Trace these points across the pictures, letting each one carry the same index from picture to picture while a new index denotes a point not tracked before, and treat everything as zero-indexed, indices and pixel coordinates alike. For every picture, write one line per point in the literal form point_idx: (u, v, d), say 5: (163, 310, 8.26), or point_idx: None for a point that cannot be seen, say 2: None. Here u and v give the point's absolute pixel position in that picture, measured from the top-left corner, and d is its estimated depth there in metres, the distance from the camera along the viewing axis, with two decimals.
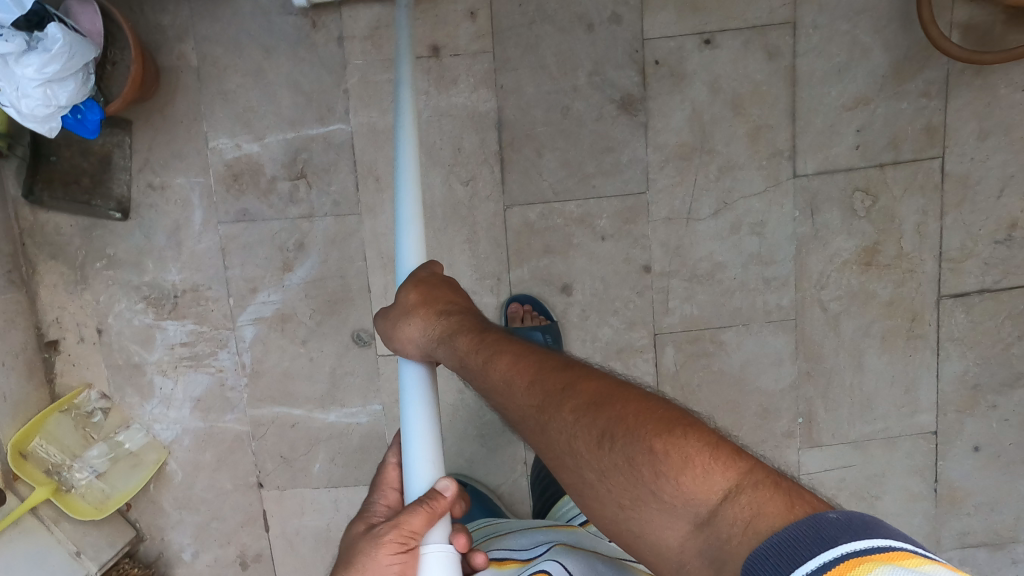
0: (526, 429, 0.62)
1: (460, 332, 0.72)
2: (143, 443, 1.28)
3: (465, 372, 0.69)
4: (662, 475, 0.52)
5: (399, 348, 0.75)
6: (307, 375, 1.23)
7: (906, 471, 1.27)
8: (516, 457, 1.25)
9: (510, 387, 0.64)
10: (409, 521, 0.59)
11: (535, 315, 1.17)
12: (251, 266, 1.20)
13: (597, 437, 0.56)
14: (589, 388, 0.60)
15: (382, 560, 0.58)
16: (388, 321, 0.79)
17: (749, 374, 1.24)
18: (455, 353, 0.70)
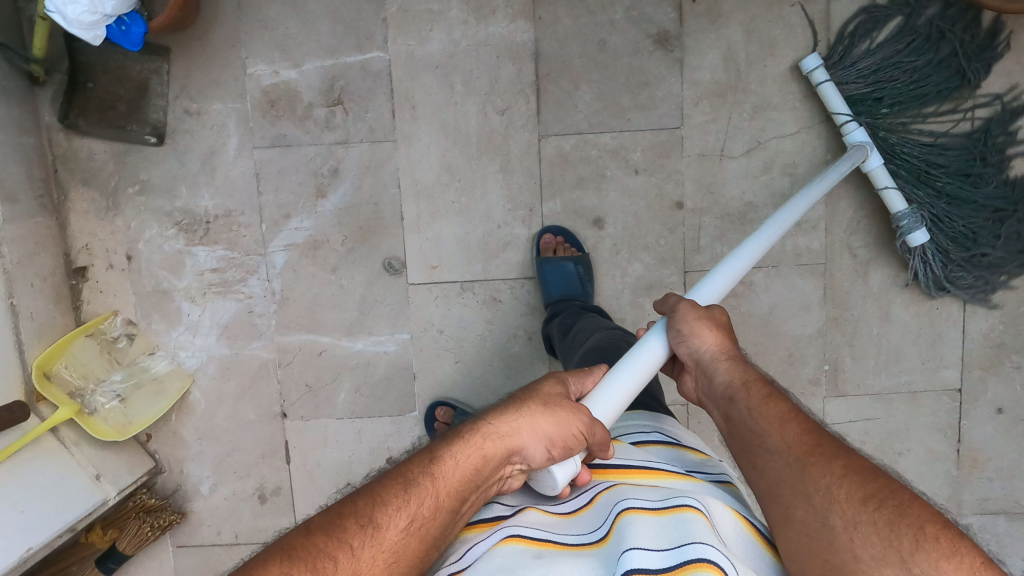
0: (779, 460, 0.62)
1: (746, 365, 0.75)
2: (166, 371, 1.28)
3: (739, 395, 0.70)
4: (923, 549, 0.50)
5: (682, 339, 0.75)
6: (336, 304, 1.24)
7: (928, 428, 1.26)
8: None
9: (780, 423, 0.65)
10: (595, 428, 0.63)
11: (567, 247, 1.19)
12: (283, 192, 1.21)
13: (860, 495, 0.56)
14: (848, 455, 0.60)
15: (549, 430, 0.63)
16: (688, 314, 0.77)
17: (777, 318, 1.22)
18: (738, 375, 0.73)
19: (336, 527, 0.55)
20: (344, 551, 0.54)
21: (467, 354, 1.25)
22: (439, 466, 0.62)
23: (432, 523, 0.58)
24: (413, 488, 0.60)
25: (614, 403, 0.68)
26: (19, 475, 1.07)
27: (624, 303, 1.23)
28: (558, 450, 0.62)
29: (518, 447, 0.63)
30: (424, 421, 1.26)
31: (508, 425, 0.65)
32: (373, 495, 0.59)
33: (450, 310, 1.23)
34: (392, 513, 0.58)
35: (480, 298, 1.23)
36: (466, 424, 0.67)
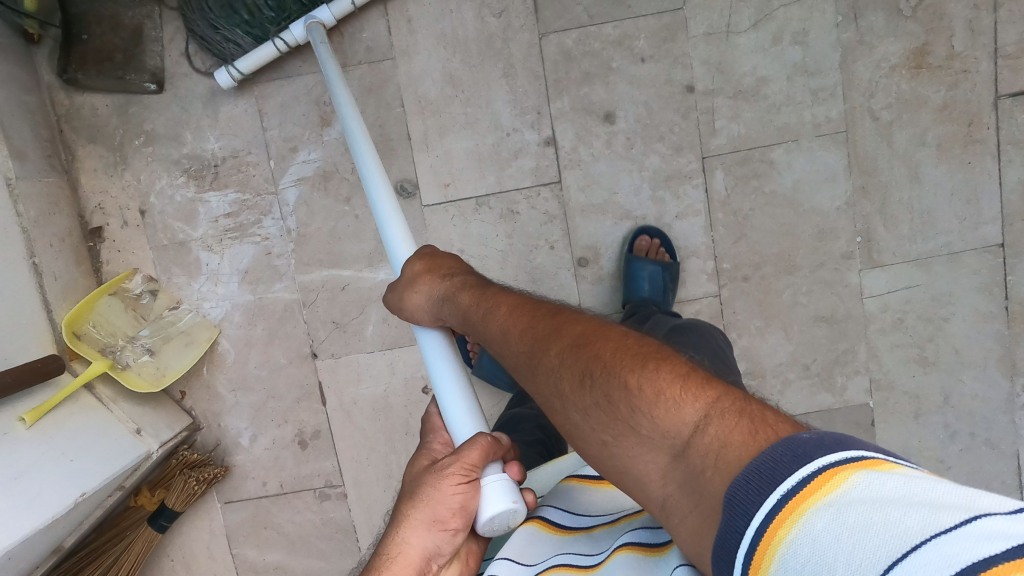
0: (521, 377, 0.65)
1: (465, 290, 0.75)
2: (193, 323, 1.24)
3: (468, 327, 0.72)
4: (637, 408, 0.52)
5: (415, 321, 0.79)
6: (355, 234, 1.23)
7: (974, 289, 1.21)
8: (569, 298, 1.25)
9: (506, 337, 0.67)
10: (468, 454, 0.63)
11: (662, 250, 1.19)
12: (289, 124, 1.19)
13: (578, 377, 0.57)
14: (573, 331, 0.61)
15: (448, 490, 0.61)
16: (395, 297, 0.81)
17: (802, 194, 1.19)
18: (459, 311, 0.73)
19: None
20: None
21: (491, 271, 1.24)
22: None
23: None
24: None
25: (459, 416, 0.70)
26: (57, 429, 1.03)
27: (644, 198, 1.21)
28: (456, 519, 0.61)
29: (427, 549, 0.61)
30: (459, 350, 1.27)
31: (398, 540, 0.62)
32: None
33: (470, 227, 1.22)
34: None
35: (496, 211, 1.22)
36: (377, 550, 0.63)
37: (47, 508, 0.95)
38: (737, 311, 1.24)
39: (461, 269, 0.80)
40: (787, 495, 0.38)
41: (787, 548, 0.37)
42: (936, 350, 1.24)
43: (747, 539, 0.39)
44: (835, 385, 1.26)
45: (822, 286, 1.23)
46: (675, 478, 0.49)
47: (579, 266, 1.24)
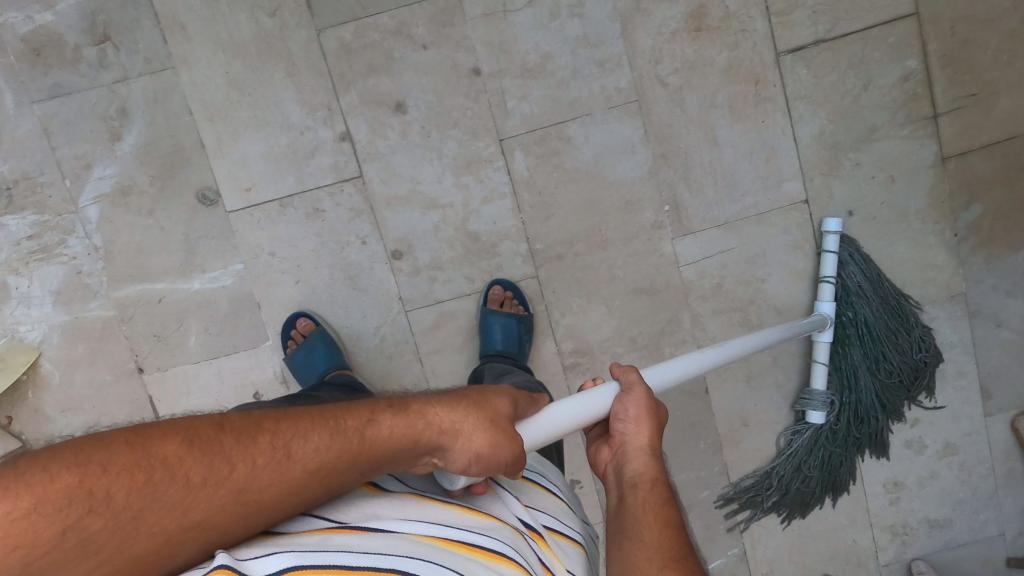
0: (644, 570, 0.57)
1: (657, 458, 0.65)
2: (8, 347, 1.22)
3: (643, 487, 0.63)
4: None
5: (618, 416, 0.66)
6: (162, 246, 1.22)
7: (785, 246, 1.22)
8: (390, 294, 1.24)
9: (660, 528, 0.60)
10: (523, 455, 0.60)
11: (514, 303, 1.21)
12: (78, 142, 1.17)
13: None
14: (693, 570, 0.57)
15: (479, 435, 0.58)
16: (633, 390, 0.66)
17: (604, 167, 1.19)
18: (648, 470, 0.64)
19: (175, 432, 0.49)
20: (215, 456, 0.48)
21: (305, 272, 1.23)
22: (305, 440, 0.52)
23: (328, 476, 0.52)
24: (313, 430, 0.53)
25: (567, 421, 0.62)
26: None
27: (448, 185, 1.20)
28: (473, 465, 0.58)
29: (446, 445, 0.58)
30: (281, 332, 1.23)
31: (428, 409, 0.59)
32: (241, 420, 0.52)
33: (277, 229, 1.21)
34: (306, 446, 0.52)
35: (302, 211, 1.21)
36: (417, 397, 0.61)
37: None
38: (557, 289, 1.23)
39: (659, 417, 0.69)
40: None
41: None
42: (758, 311, 1.24)
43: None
44: (665, 355, 1.25)
45: (637, 258, 1.22)
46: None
47: (395, 259, 1.23)
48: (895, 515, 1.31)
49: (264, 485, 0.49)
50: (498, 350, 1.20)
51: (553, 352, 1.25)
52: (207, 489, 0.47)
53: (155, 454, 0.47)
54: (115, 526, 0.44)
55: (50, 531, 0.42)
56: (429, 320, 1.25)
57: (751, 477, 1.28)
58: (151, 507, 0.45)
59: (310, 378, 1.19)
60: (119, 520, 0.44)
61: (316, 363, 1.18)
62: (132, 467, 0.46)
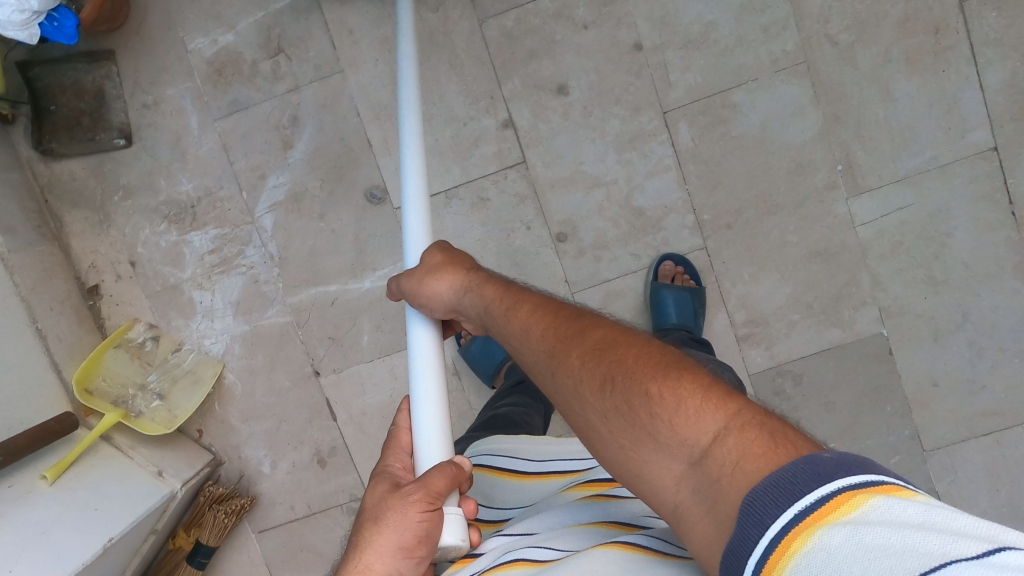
0: (539, 374, 0.62)
1: (488, 283, 0.71)
2: (197, 361, 1.28)
3: (487, 321, 0.69)
4: (657, 416, 0.50)
5: (425, 307, 0.72)
6: (333, 248, 1.25)
7: (972, 198, 1.16)
8: (556, 278, 1.24)
9: (527, 334, 0.64)
10: (431, 481, 0.58)
11: (686, 278, 1.20)
12: (254, 154, 1.22)
13: (598, 381, 0.55)
14: (595, 335, 0.59)
15: (412, 516, 0.56)
16: (411, 280, 0.74)
17: (771, 132, 1.17)
18: (479, 300, 0.70)
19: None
20: None
21: (473, 262, 1.25)
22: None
23: None
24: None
25: (428, 414, 0.64)
26: (78, 482, 1.07)
27: (611, 163, 1.20)
28: (421, 546, 0.56)
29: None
30: None
31: (354, 566, 0.57)
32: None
33: (443, 222, 1.23)
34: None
35: (467, 201, 1.23)
36: None
37: (78, 553, 0.97)
38: (726, 260, 1.22)
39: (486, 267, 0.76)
40: (811, 514, 0.36)
41: (839, 529, 0.35)
42: (942, 268, 1.18)
43: (761, 549, 0.38)
44: (842, 320, 1.22)
45: (809, 222, 1.19)
46: (690, 488, 0.46)
47: (560, 242, 1.23)
48: None
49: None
50: (672, 324, 1.18)
51: (725, 324, 1.24)
52: None
53: None
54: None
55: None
56: (597, 300, 1.25)
57: (945, 441, 1.22)
58: None
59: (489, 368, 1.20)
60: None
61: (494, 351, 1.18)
62: None
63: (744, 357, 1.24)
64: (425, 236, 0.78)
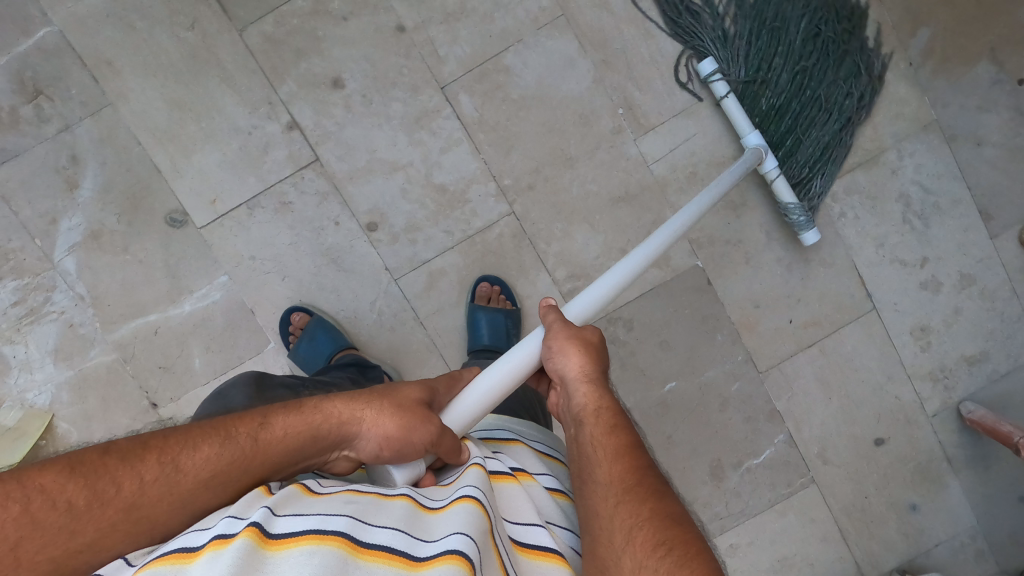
0: (599, 493, 0.61)
1: (608, 391, 0.72)
2: (20, 416, 1.22)
3: (586, 421, 0.68)
4: None
5: (546, 354, 0.74)
6: (145, 280, 1.22)
7: (746, 117, 1.22)
8: (375, 266, 1.25)
9: (614, 454, 0.64)
10: (445, 439, 0.64)
11: (502, 297, 1.24)
12: (39, 200, 1.19)
13: (654, 542, 0.55)
14: (671, 505, 0.59)
15: (418, 430, 0.63)
16: (552, 321, 0.77)
17: (549, 87, 1.19)
18: (593, 401, 0.70)
19: (133, 453, 0.56)
20: (119, 475, 0.54)
21: (289, 267, 1.24)
22: (269, 430, 0.60)
23: (223, 482, 0.56)
24: (233, 434, 0.59)
25: (478, 395, 0.70)
26: None
27: (404, 145, 1.21)
28: (387, 451, 0.62)
29: (353, 433, 0.64)
30: (280, 326, 1.24)
31: (352, 410, 0.65)
32: (187, 435, 0.58)
33: (250, 232, 1.22)
34: (197, 457, 0.56)
35: (271, 208, 1.22)
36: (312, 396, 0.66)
37: None
38: (536, 220, 1.24)
39: (598, 342, 0.76)
40: None
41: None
42: (739, 191, 1.23)
43: None
44: (659, 257, 1.24)
45: (606, 168, 1.22)
46: None
47: (371, 231, 1.24)
48: (930, 361, 1.27)
49: (205, 478, 0.55)
50: (486, 346, 1.21)
51: (549, 283, 1.25)
52: (97, 509, 0.52)
53: (30, 486, 0.52)
54: (101, 518, 0.51)
55: (60, 517, 0.51)
56: (421, 282, 1.26)
57: (779, 356, 1.26)
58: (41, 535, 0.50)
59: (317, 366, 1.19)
60: (60, 524, 0.51)
61: (318, 349, 1.18)
62: (8, 501, 0.51)
63: (574, 311, 1.26)
64: (584, 315, 0.80)
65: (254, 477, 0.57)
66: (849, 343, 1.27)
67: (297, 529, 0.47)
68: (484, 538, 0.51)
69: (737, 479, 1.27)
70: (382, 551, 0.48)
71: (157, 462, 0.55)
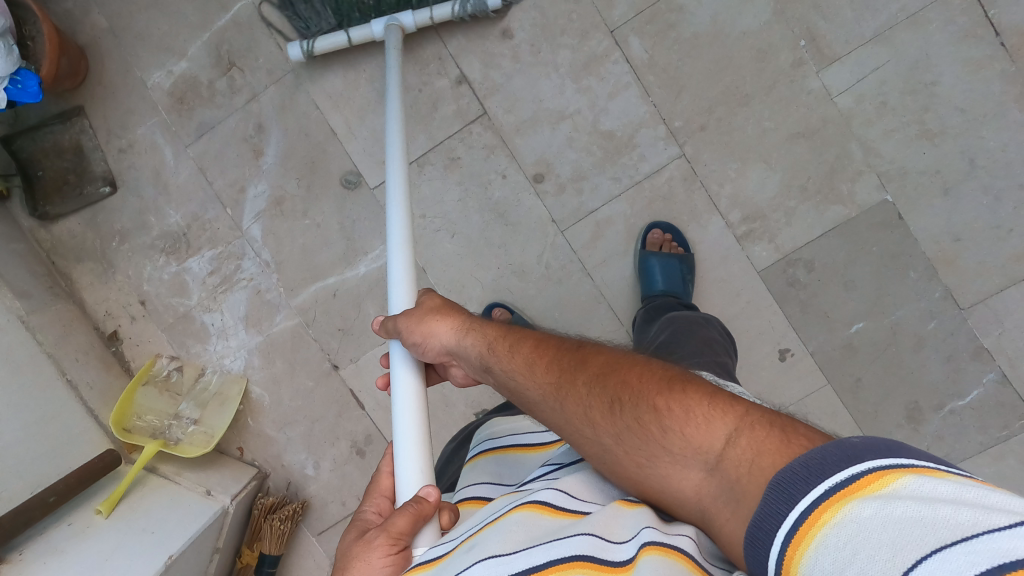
0: (547, 407, 0.64)
1: (488, 324, 0.75)
2: (222, 381, 1.32)
3: (490, 361, 0.71)
4: (667, 430, 0.53)
5: (422, 346, 0.77)
6: (324, 242, 1.28)
7: (947, 42, 1.12)
8: (542, 220, 1.25)
9: (532, 371, 0.67)
10: (394, 524, 0.61)
11: (674, 244, 1.21)
12: (230, 170, 1.26)
13: (608, 404, 0.59)
14: (597, 362, 0.64)
15: (374, 559, 0.59)
16: (410, 320, 0.79)
17: (725, 23, 1.15)
18: (481, 341, 0.73)
19: None
20: None
21: (458, 224, 1.26)
22: None
23: None
24: None
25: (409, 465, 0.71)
26: (132, 512, 1.13)
27: (571, 93, 1.20)
28: (396, 542, 0.60)
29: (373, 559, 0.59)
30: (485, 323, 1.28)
31: (345, 565, 0.61)
32: None
33: (422, 190, 1.25)
34: None
35: (440, 165, 1.24)
36: None
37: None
38: (708, 162, 1.19)
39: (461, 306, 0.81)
40: (847, 488, 0.37)
41: (831, 530, 0.36)
42: (934, 119, 1.14)
43: (789, 522, 0.39)
44: (841, 195, 1.18)
45: (784, 104, 1.16)
46: (714, 492, 0.48)
47: (538, 183, 1.23)
48: None
49: None
50: (660, 291, 1.19)
51: (722, 227, 1.22)
52: None
53: None
54: None
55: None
56: (588, 232, 1.25)
57: (977, 295, 1.18)
58: None
59: None
60: None
61: None
62: None
63: (749, 255, 1.23)
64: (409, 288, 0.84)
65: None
66: None
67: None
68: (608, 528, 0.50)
69: (938, 422, 1.21)
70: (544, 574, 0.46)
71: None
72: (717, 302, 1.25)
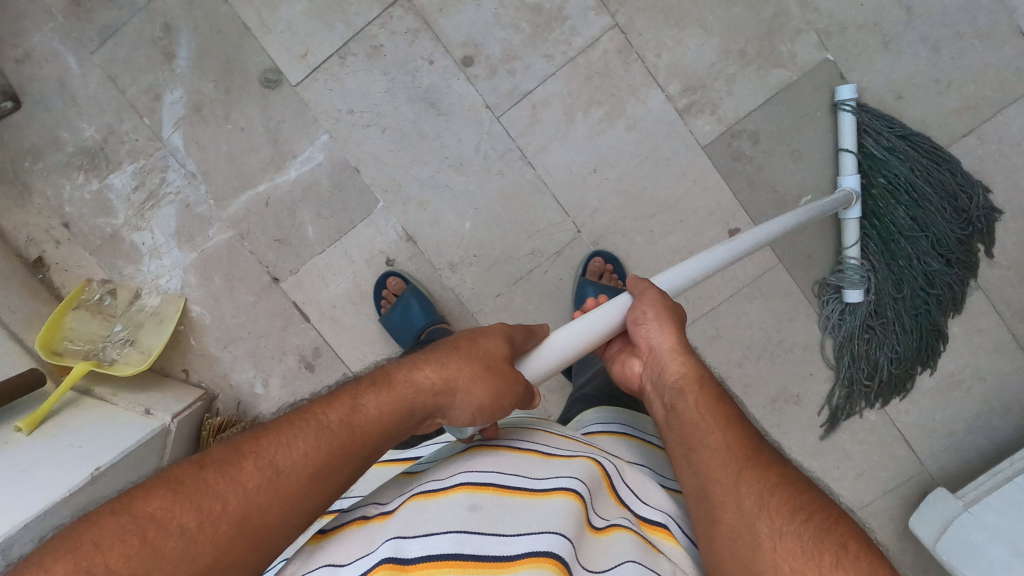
0: (716, 462, 0.59)
1: (689, 355, 0.70)
2: (160, 301, 1.31)
3: (684, 388, 0.66)
4: (842, 567, 0.49)
5: (635, 318, 0.73)
6: (251, 147, 1.23)
7: None
8: (476, 107, 1.19)
9: (726, 422, 0.62)
10: (523, 395, 0.65)
11: (615, 277, 1.22)
12: (138, 73, 1.22)
13: (790, 508, 0.54)
14: (797, 475, 0.58)
15: (504, 399, 0.63)
16: (644, 298, 0.74)
17: None
18: (692, 370, 0.68)
19: (223, 461, 0.52)
20: (235, 477, 0.51)
21: (387, 117, 1.20)
22: (372, 406, 0.60)
23: (336, 461, 0.55)
24: (316, 425, 0.57)
25: (573, 341, 0.69)
26: (58, 428, 1.10)
27: None
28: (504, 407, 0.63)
29: (479, 401, 0.62)
30: (374, 290, 1.27)
31: (458, 376, 0.63)
32: (269, 432, 0.55)
33: (345, 83, 1.19)
34: (294, 453, 0.54)
35: (363, 55, 1.18)
36: (403, 367, 0.65)
37: (61, 483, 0.98)
38: (643, 31, 1.15)
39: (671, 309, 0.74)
40: None
41: None
42: None
43: None
44: (783, 57, 1.15)
45: None
46: None
47: (467, 67, 1.18)
48: None
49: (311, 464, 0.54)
50: None
51: (663, 99, 1.17)
52: (216, 517, 0.48)
53: (142, 515, 0.47)
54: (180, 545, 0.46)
55: (178, 539, 0.46)
56: (526, 116, 1.19)
57: (928, 154, 1.16)
58: (163, 562, 0.45)
59: (406, 334, 1.24)
60: (177, 547, 0.46)
61: (414, 318, 1.22)
62: (122, 537, 0.46)
63: (693, 131, 1.19)
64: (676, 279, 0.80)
65: (399, 413, 0.60)
66: (1014, 127, 1.15)
67: (428, 553, 0.46)
68: (581, 538, 0.50)
69: None
70: (541, 557, 0.46)
71: (308, 430, 0.56)
72: (661, 183, 1.21)
